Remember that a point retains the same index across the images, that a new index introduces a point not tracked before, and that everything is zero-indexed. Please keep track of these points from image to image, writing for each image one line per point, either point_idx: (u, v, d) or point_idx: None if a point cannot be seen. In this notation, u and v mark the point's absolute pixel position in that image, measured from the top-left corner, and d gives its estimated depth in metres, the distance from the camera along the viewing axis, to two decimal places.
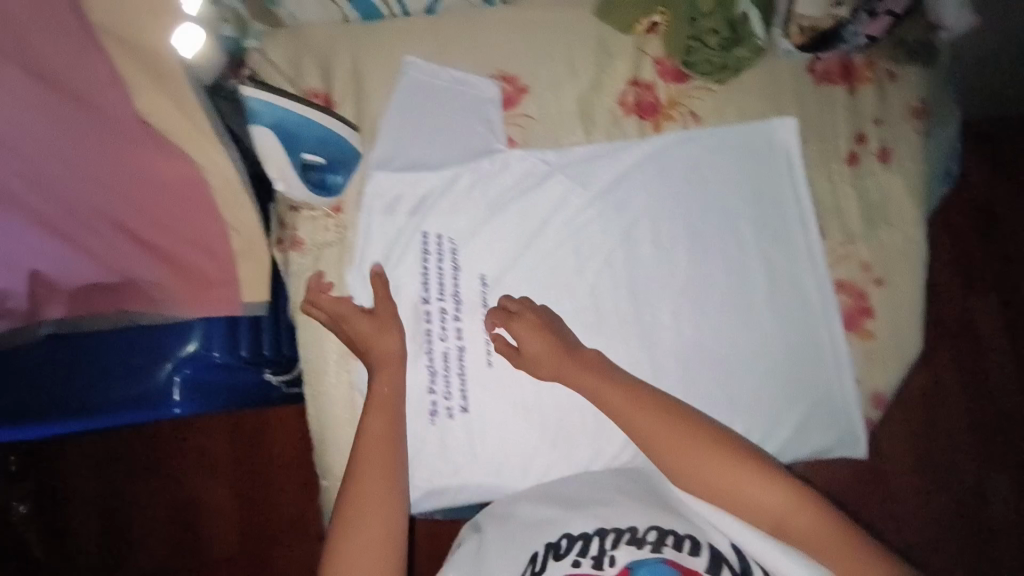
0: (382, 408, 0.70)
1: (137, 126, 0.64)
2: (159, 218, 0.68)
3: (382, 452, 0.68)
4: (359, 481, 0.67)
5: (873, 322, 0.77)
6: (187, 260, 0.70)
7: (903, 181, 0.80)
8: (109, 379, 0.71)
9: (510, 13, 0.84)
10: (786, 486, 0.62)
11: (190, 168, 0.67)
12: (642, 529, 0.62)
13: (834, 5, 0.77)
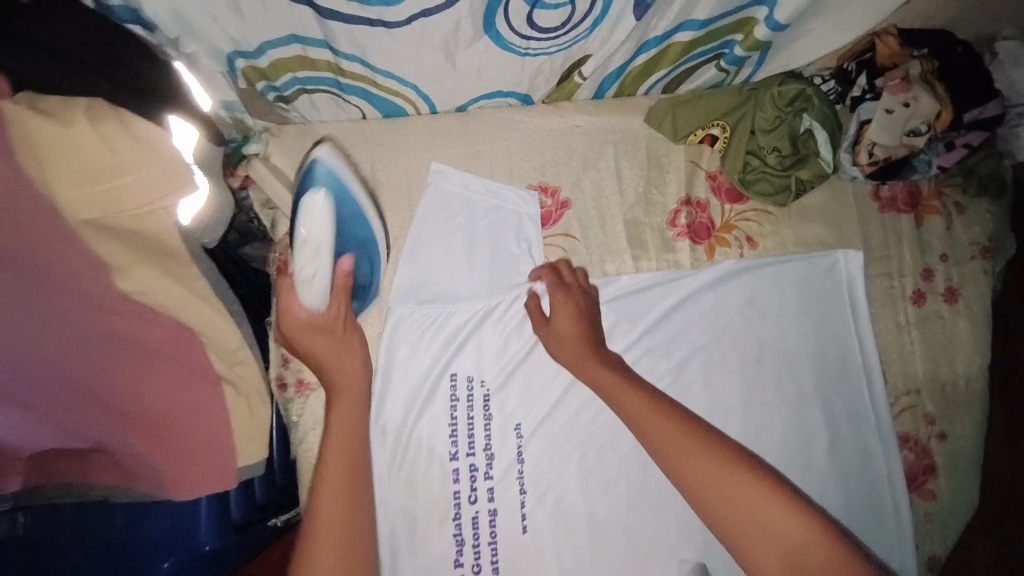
0: (346, 441, 0.59)
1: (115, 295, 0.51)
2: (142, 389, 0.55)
3: (344, 480, 0.56)
4: (319, 498, 0.55)
5: (936, 482, 0.72)
6: (176, 433, 0.57)
7: (971, 325, 0.73)
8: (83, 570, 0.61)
9: (552, 116, 0.75)
10: (806, 520, 0.49)
11: (177, 329, 0.54)
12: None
13: (910, 135, 0.70)
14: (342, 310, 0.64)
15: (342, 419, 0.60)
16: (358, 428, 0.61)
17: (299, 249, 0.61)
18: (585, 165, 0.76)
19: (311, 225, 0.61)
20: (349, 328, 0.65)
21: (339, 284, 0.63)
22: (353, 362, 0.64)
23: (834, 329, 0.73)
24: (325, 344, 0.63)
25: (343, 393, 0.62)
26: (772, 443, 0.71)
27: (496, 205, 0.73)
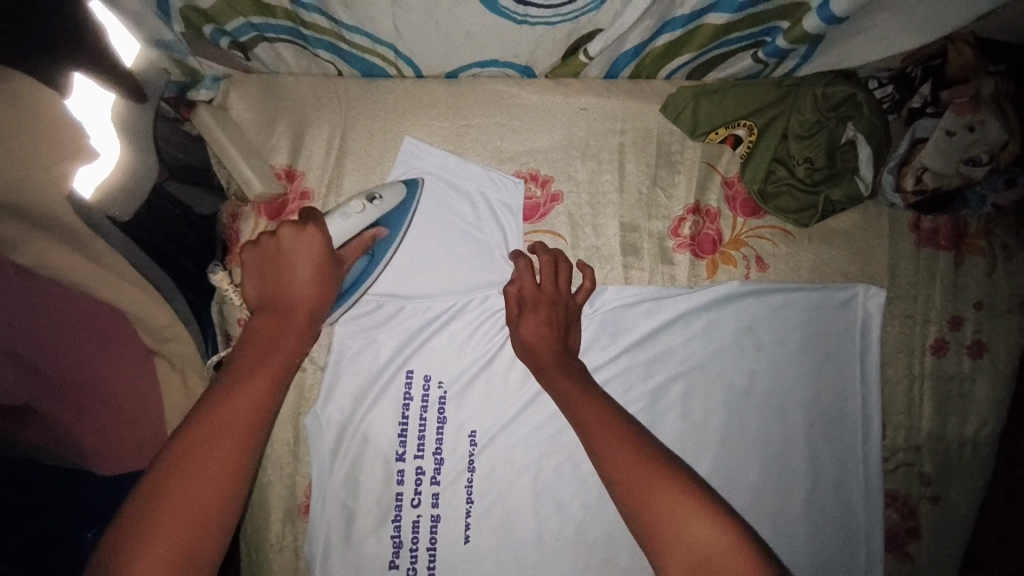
0: (244, 395, 0.44)
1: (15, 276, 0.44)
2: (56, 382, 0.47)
3: (215, 463, 0.41)
4: (207, 405, 0.43)
5: (917, 546, 0.66)
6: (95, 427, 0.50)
7: (991, 385, 0.65)
8: None
9: (554, 92, 0.65)
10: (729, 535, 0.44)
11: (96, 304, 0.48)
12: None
13: (967, 163, 0.60)
14: (319, 225, 0.54)
15: (256, 373, 0.46)
16: (266, 386, 0.46)
17: (342, 205, 0.57)
18: (584, 154, 0.66)
19: (388, 198, 0.60)
20: (330, 268, 0.54)
21: (361, 241, 0.57)
22: (316, 289, 0.53)
23: (838, 371, 0.65)
24: (280, 269, 0.53)
25: (286, 335, 0.50)
26: (748, 483, 0.65)
27: (475, 190, 0.65)
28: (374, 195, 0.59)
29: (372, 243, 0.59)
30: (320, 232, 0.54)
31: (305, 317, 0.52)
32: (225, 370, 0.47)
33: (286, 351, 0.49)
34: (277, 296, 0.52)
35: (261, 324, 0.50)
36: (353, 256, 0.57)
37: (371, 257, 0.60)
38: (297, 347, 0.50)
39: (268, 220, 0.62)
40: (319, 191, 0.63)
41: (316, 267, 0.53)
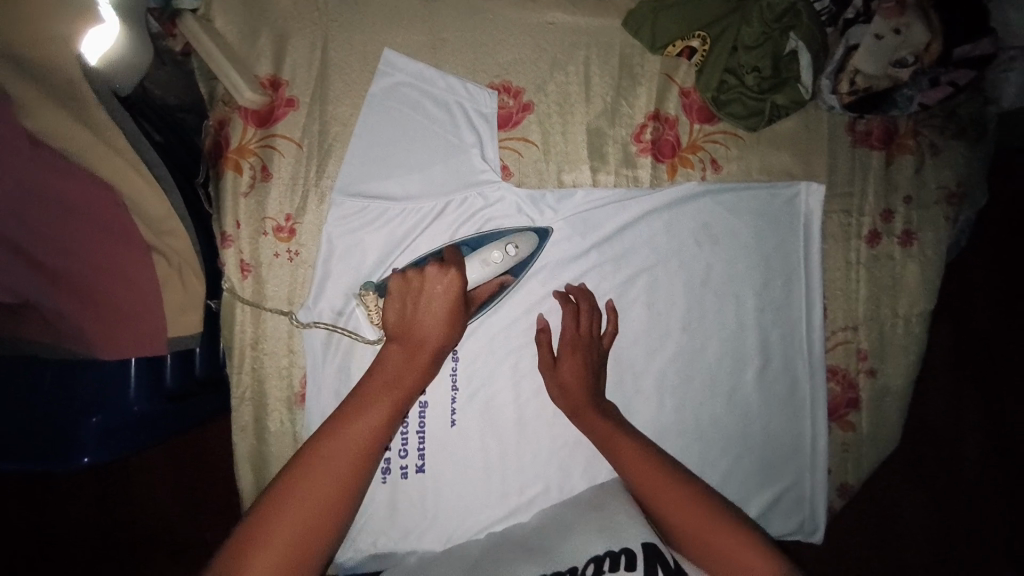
0: (357, 432, 0.50)
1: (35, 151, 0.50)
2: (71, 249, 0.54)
3: (328, 480, 0.47)
4: (330, 430, 0.49)
5: (857, 414, 0.73)
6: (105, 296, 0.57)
7: (919, 269, 0.73)
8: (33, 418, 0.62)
9: (523, 9, 0.70)
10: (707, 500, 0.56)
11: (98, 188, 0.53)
12: (583, 564, 0.54)
13: (894, 65, 0.67)
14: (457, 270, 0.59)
15: (378, 403, 0.52)
16: (382, 419, 0.51)
17: (484, 253, 0.65)
18: (553, 67, 0.71)
19: (521, 247, 0.67)
20: (460, 314, 0.59)
21: (490, 286, 0.66)
22: (444, 332, 0.57)
23: (785, 262, 0.73)
24: (418, 306, 0.58)
25: (412, 374, 0.55)
26: (706, 364, 0.73)
27: (450, 100, 0.69)
28: (511, 244, 0.66)
29: (498, 288, 0.68)
30: (459, 279, 0.59)
31: (437, 359, 0.57)
32: (356, 391, 0.53)
33: (405, 395, 0.53)
34: (410, 335, 0.57)
35: (391, 356, 0.55)
36: (481, 297, 0.66)
37: (494, 297, 0.68)
38: (412, 390, 0.54)
39: (256, 128, 0.66)
40: (303, 100, 0.67)
41: (448, 312, 0.58)
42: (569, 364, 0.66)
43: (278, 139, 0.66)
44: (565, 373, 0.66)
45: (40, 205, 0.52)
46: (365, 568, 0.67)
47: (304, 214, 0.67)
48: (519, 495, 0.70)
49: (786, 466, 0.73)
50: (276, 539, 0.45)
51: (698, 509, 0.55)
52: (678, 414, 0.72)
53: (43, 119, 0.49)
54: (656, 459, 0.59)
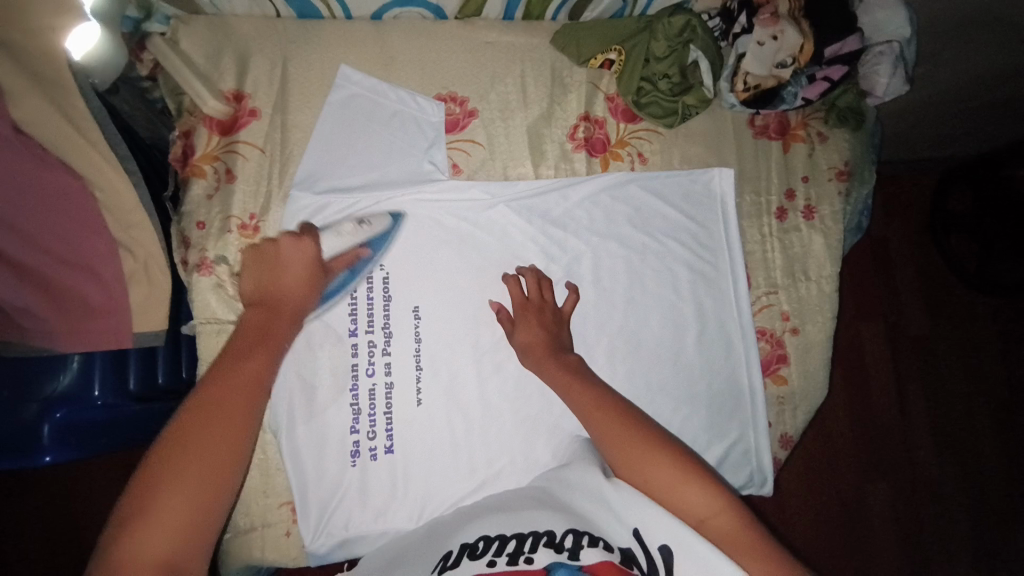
0: (248, 368, 0.55)
1: (18, 140, 0.54)
2: (35, 235, 0.57)
3: (213, 431, 0.49)
4: (226, 369, 0.55)
5: (788, 369, 0.81)
6: (70, 284, 0.59)
7: (823, 238, 0.84)
8: None
9: (463, 30, 0.80)
10: (675, 455, 0.57)
11: (70, 178, 0.57)
12: (561, 532, 0.53)
13: (777, 66, 0.80)
14: (308, 231, 0.68)
15: (251, 357, 0.56)
16: (250, 377, 0.55)
17: (334, 226, 0.72)
18: (493, 79, 0.81)
19: (376, 223, 0.73)
20: (317, 273, 0.67)
21: (348, 257, 0.72)
22: (304, 291, 0.65)
23: (708, 238, 0.82)
24: (275, 268, 0.65)
25: (275, 329, 0.61)
26: (651, 332, 0.79)
27: (400, 110, 0.77)
28: (364, 219, 0.73)
29: (354, 261, 0.72)
30: (310, 234, 0.68)
31: (290, 320, 0.63)
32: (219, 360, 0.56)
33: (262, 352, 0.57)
34: (267, 296, 0.64)
35: (254, 315, 0.61)
36: (339, 267, 0.71)
37: (354, 271, 0.72)
38: (285, 337, 0.62)
39: (221, 136, 0.71)
40: (266, 110, 0.73)
41: (305, 275, 0.66)
42: (526, 331, 0.71)
43: (241, 145, 0.71)
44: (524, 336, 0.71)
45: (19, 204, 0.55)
46: (336, 555, 0.68)
47: (268, 211, 0.71)
48: (486, 468, 0.72)
49: (731, 424, 0.79)
50: (185, 471, 0.47)
51: (642, 442, 0.58)
52: (629, 380, 0.78)
53: (29, 108, 0.53)
54: (605, 400, 0.63)
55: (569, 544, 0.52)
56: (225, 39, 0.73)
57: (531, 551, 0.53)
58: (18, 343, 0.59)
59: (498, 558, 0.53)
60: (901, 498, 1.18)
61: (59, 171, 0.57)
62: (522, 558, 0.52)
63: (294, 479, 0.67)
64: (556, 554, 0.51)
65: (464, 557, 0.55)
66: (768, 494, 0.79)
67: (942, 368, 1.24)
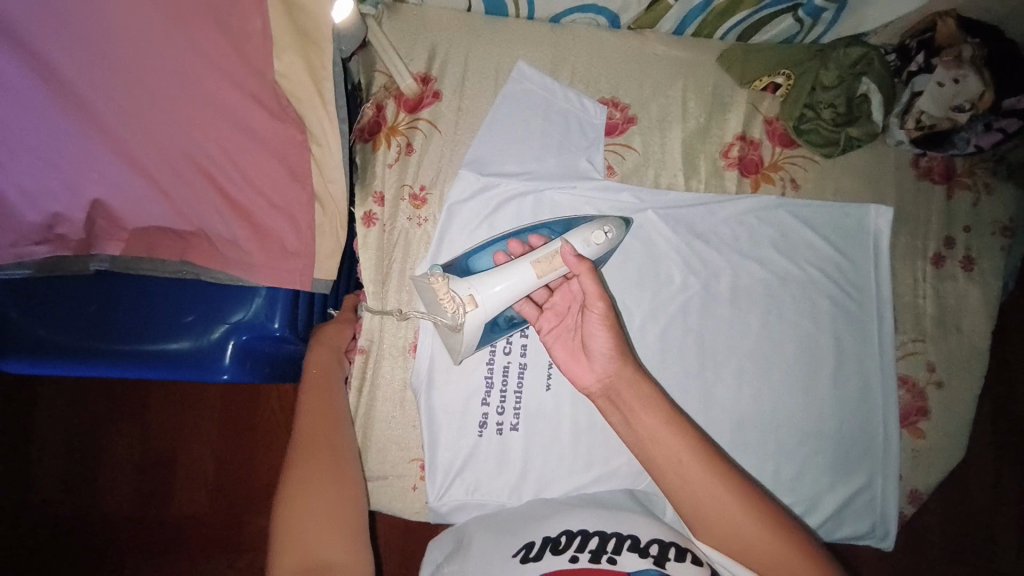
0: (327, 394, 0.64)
1: (265, 85, 0.61)
2: (252, 176, 0.63)
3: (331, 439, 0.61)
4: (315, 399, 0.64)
5: (927, 423, 0.77)
6: (269, 224, 0.65)
7: (982, 292, 0.80)
8: (168, 328, 0.68)
9: (635, 40, 0.83)
10: (766, 522, 0.56)
11: (298, 132, 0.64)
12: (645, 540, 0.57)
13: (956, 109, 0.77)
14: (609, 292, 0.61)
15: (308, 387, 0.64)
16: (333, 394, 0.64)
17: (586, 233, 0.69)
18: (656, 89, 0.83)
19: (614, 231, 0.70)
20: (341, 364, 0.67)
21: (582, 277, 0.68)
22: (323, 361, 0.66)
23: (856, 275, 0.80)
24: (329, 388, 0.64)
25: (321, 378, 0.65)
26: (784, 358, 0.78)
27: (566, 109, 0.80)
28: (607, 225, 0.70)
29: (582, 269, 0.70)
30: (606, 301, 0.60)
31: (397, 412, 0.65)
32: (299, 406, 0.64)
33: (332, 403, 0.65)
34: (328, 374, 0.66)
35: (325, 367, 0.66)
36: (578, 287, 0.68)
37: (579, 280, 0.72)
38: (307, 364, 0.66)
39: (407, 113, 0.77)
40: (448, 93, 0.79)
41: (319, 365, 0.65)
42: (581, 364, 0.65)
43: (422, 123, 0.78)
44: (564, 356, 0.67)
45: (236, 140, 0.62)
46: (451, 518, 0.71)
47: (435, 184, 0.77)
48: (603, 464, 0.73)
49: (856, 471, 0.75)
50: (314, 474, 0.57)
51: (733, 503, 0.57)
52: (755, 404, 0.77)
53: (287, 62, 0.61)
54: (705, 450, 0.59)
55: (654, 552, 0.55)
56: (420, 26, 0.80)
57: (614, 551, 0.56)
58: (217, 269, 0.66)
59: (581, 554, 0.56)
60: None
61: (289, 122, 0.64)
62: (605, 558, 0.55)
63: (427, 438, 0.71)
64: (639, 559, 0.54)
65: (547, 550, 0.57)
66: (889, 551, 0.75)
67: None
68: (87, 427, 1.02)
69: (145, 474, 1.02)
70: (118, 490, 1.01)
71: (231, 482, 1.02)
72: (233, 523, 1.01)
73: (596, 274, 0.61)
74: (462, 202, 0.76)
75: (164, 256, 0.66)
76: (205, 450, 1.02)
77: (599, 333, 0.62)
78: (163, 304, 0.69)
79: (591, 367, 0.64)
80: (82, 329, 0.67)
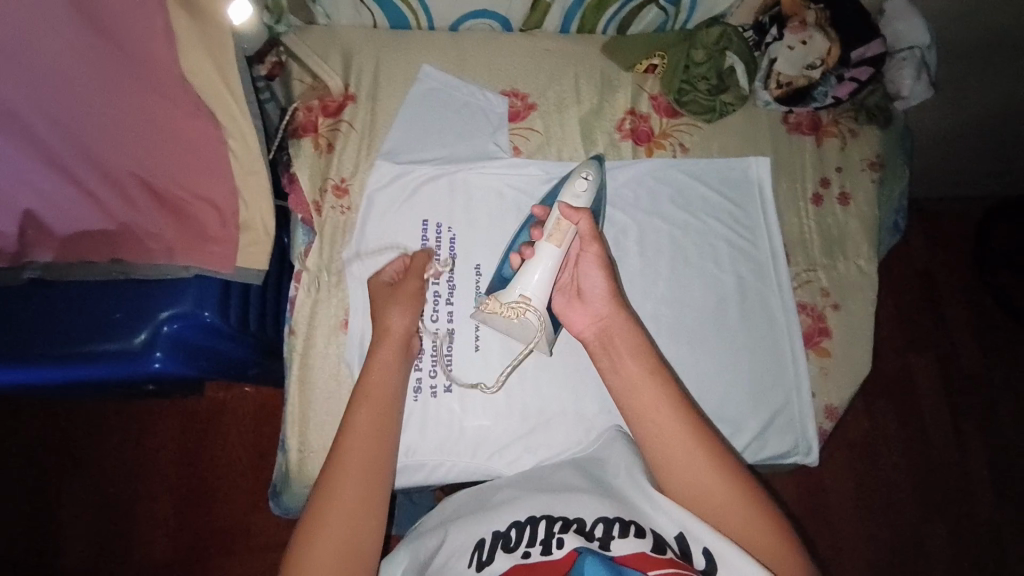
0: (364, 427, 0.61)
1: (179, 89, 0.67)
2: (174, 173, 0.69)
3: (358, 488, 0.58)
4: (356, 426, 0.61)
5: (830, 341, 0.83)
6: (194, 213, 0.71)
7: (859, 221, 0.89)
8: (98, 326, 0.70)
9: (526, 39, 0.93)
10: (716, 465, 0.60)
11: (215, 130, 0.69)
12: (590, 520, 0.57)
13: (808, 68, 0.88)
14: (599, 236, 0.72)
15: (359, 410, 0.62)
16: (380, 427, 0.62)
17: (570, 185, 0.77)
18: (550, 79, 0.92)
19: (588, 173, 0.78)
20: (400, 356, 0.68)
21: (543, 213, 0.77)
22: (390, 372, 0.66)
23: (746, 219, 0.88)
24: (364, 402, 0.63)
25: (368, 401, 0.63)
26: (693, 301, 0.84)
27: (470, 101, 0.89)
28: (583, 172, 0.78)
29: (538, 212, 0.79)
30: (599, 242, 0.71)
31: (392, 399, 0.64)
32: (333, 478, 0.58)
33: (383, 467, 0.60)
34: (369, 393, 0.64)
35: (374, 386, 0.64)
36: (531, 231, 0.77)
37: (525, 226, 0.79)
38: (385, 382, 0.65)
39: (326, 118, 0.85)
40: (362, 96, 0.87)
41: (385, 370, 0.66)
42: (577, 311, 0.71)
43: (345, 124, 0.85)
44: (558, 306, 0.73)
45: (157, 144, 0.67)
46: (392, 482, 0.73)
47: (356, 175, 0.83)
48: (538, 416, 0.77)
49: (772, 395, 0.81)
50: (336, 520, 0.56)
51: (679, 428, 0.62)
52: (673, 344, 0.82)
53: (193, 61, 0.67)
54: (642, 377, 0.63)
55: (599, 534, 0.55)
56: (332, 40, 0.89)
57: (561, 532, 0.56)
58: (145, 263, 0.70)
59: (532, 549, 0.56)
60: (945, 508, 1.19)
61: (204, 119, 0.69)
62: (553, 545, 0.55)
63: None
64: (586, 542, 0.55)
65: (498, 549, 0.57)
66: (812, 465, 0.79)
67: (982, 382, 1.26)
68: (52, 469, 1.07)
69: (109, 509, 1.07)
70: (84, 527, 1.06)
71: (196, 503, 1.08)
72: (200, 548, 1.06)
73: (592, 220, 0.72)
74: (382, 189, 0.82)
75: (95, 258, 0.69)
76: (170, 476, 1.08)
77: (594, 272, 0.70)
78: (93, 305, 0.71)
79: (585, 310, 0.70)
80: (16, 337, 0.69)
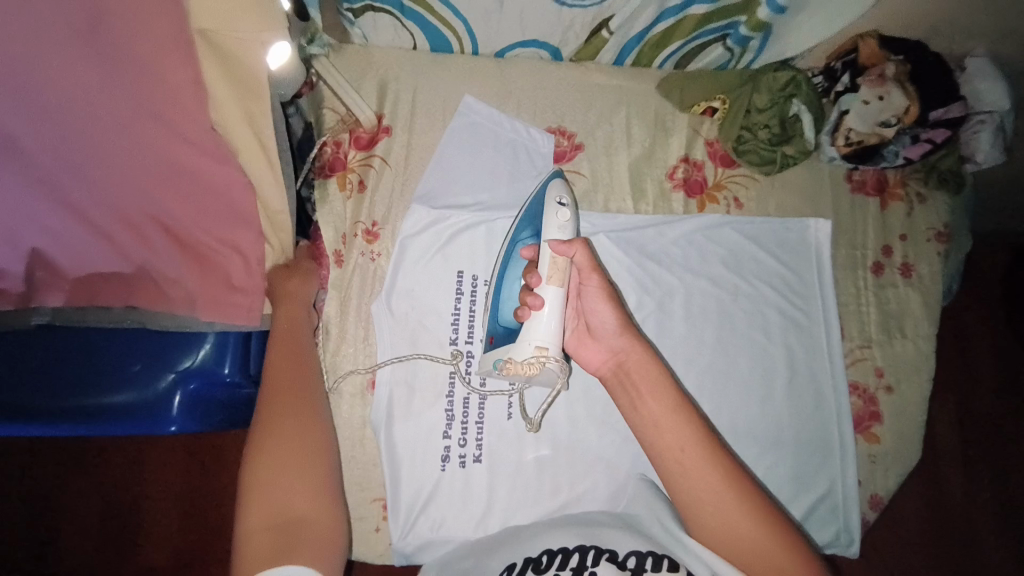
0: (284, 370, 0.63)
1: (203, 133, 0.60)
2: (196, 220, 0.63)
3: (294, 426, 0.59)
4: (277, 374, 0.62)
5: (880, 428, 0.79)
6: (216, 262, 0.65)
7: (921, 297, 0.84)
8: (111, 380, 0.66)
9: (576, 71, 0.85)
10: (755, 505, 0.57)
11: (240, 175, 0.63)
12: (623, 552, 0.56)
13: (882, 125, 0.80)
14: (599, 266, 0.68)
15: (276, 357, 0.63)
16: (301, 372, 0.63)
17: (553, 218, 0.69)
18: (600, 118, 0.85)
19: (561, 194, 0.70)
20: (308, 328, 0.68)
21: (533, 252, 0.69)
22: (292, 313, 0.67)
23: (801, 287, 0.83)
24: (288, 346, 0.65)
25: (294, 345, 0.65)
26: (739, 374, 0.79)
27: (513, 139, 0.82)
28: (561, 197, 0.70)
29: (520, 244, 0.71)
30: (598, 272, 0.67)
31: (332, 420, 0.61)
32: (264, 421, 0.59)
33: (312, 421, 0.60)
34: (286, 340, 0.65)
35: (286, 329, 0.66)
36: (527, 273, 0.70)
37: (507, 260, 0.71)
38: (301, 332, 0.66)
39: (358, 151, 0.79)
40: (398, 129, 0.80)
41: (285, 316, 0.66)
42: (589, 347, 0.68)
43: (377, 160, 0.79)
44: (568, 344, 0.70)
45: (181, 191, 0.62)
46: (416, 558, 0.70)
47: (389, 219, 0.77)
48: (569, 489, 0.73)
49: (816, 481, 0.77)
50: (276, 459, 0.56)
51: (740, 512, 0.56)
52: (715, 422, 0.77)
53: (222, 105, 0.60)
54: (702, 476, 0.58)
55: (631, 564, 0.54)
56: (366, 64, 0.81)
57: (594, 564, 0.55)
58: (162, 314, 0.65)
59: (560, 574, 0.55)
60: None
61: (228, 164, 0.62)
62: None
63: (388, 477, 0.71)
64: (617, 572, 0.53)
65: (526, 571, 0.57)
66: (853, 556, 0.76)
67: None
68: None
69: None
70: None
71: None
72: None
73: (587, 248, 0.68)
74: (415, 236, 0.77)
75: (108, 303, 0.64)
76: None
77: (600, 307, 0.67)
78: (108, 356, 0.66)
79: (596, 348, 0.67)
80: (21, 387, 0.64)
